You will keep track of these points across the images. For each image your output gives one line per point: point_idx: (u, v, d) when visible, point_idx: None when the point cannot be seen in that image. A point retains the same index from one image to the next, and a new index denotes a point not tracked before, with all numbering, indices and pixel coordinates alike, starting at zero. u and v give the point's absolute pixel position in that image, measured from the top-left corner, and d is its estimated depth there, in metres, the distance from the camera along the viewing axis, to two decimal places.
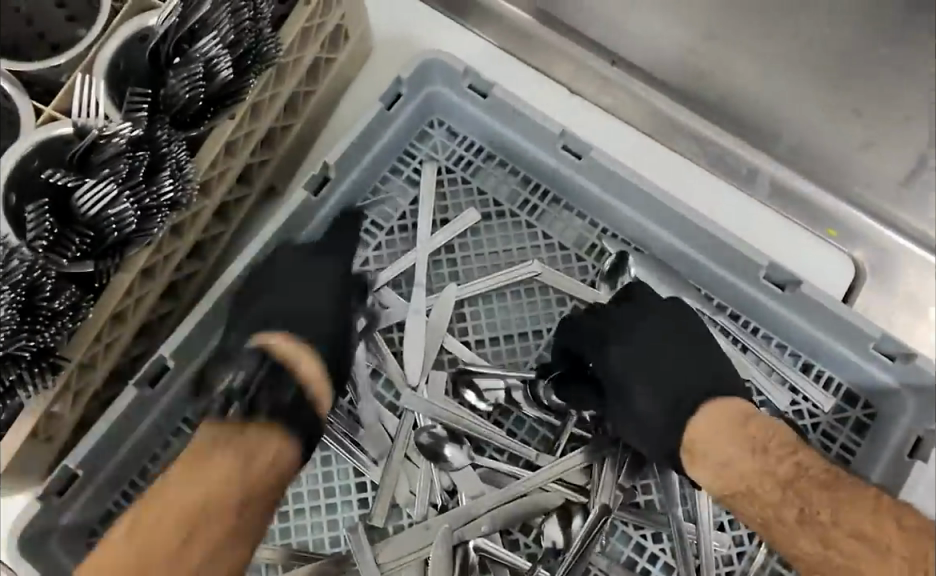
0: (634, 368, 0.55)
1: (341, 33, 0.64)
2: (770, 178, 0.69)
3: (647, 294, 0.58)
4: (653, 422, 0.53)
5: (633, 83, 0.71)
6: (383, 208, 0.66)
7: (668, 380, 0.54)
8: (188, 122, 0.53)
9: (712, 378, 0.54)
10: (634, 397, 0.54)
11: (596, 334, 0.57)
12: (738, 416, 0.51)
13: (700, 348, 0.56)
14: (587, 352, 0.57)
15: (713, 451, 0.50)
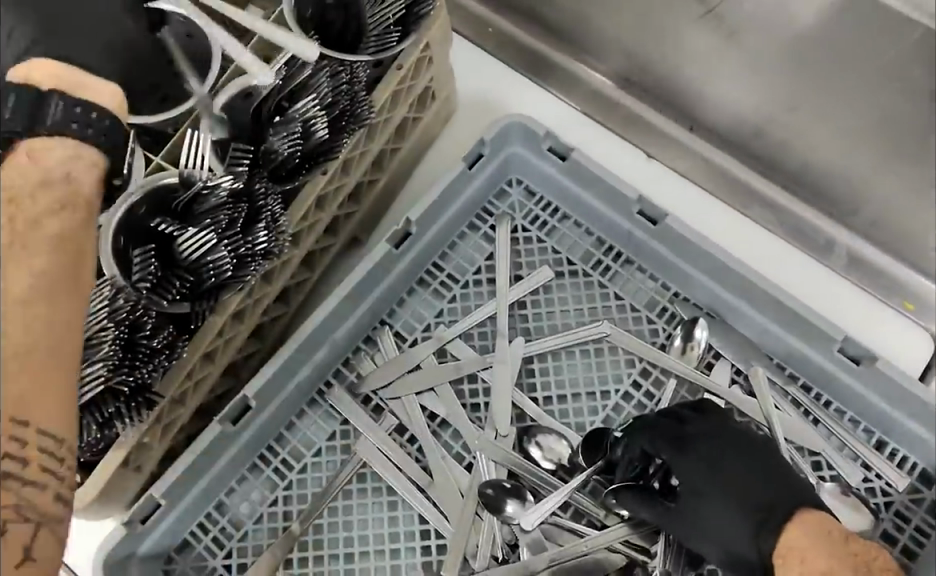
0: (717, 476, 0.54)
1: (429, 94, 0.68)
2: (848, 250, 0.69)
3: (723, 417, 0.58)
4: (723, 526, 0.52)
5: (708, 149, 0.73)
6: (461, 262, 0.68)
7: (746, 489, 0.52)
8: (284, 177, 0.56)
9: (787, 490, 0.51)
10: (710, 509, 0.53)
11: (680, 436, 0.57)
12: (835, 533, 0.47)
13: (774, 464, 0.54)
14: (665, 450, 0.57)
15: (809, 556, 0.46)
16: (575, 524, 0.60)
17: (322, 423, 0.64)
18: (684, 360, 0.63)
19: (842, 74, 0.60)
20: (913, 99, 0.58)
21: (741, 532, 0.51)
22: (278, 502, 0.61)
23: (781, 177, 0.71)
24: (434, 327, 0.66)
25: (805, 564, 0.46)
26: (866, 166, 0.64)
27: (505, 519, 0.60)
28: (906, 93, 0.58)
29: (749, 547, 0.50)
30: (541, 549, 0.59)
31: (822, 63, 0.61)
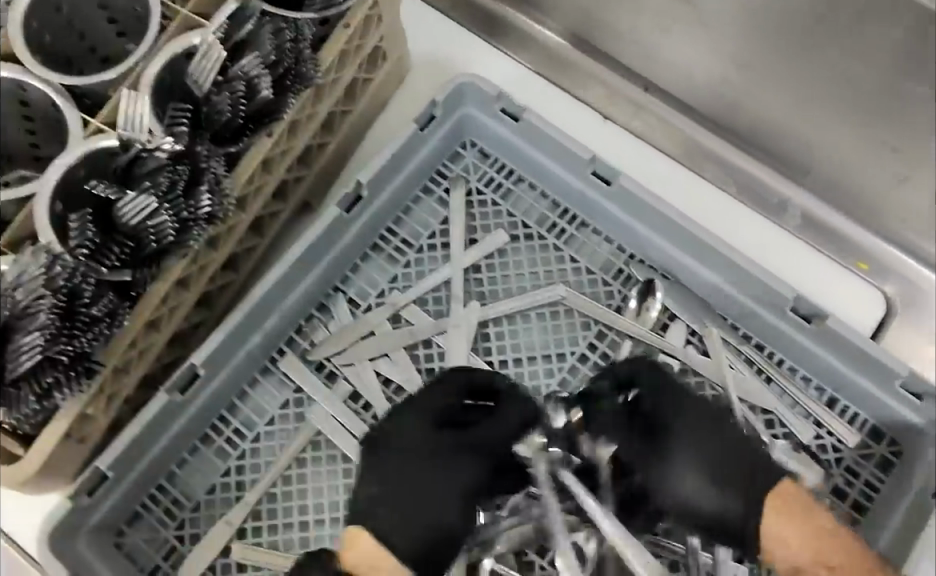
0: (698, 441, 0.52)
1: (379, 54, 0.66)
2: (802, 212, 0.70)
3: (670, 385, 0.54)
4: (700, 485, 0.50)
5: (663, 109, 0.73)
6: (415, 226, 0.67)
7: (735, 479, 0.50)
8: (228, 139, 0.55)
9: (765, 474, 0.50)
10: (681, 486, 0.51)
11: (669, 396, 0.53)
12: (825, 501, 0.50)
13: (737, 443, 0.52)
14: (640, 410, 0.54)
15: (806, 506, 0.49)
16: None
17: (275, 392, 0.63)
18: (639, 320, 0.64)
19: (783, 44, 0.62)
20: (890, 73, 0.59)
21: (731, 509, 0.49)
22: (231, 473, 0.61)
23: (736, 141, 0.71)
24: (388, 292, 0.65)
25: (807, 522, 0.48)
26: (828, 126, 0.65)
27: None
28: (879, 65, 0.59)
29: (737, 510, 0.49)
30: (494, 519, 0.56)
31: (793, 35, 0.61)
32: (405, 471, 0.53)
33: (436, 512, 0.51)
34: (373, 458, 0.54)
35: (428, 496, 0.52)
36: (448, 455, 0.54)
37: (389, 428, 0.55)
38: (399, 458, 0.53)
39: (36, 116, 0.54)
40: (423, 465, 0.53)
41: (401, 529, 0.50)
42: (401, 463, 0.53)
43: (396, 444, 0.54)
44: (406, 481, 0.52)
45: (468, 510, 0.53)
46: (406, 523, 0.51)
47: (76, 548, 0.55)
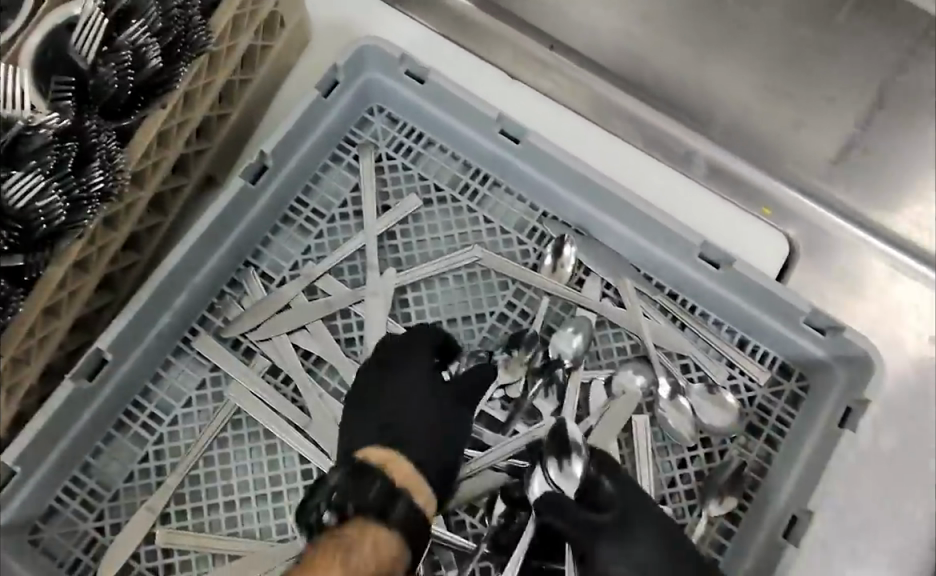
0: (634, 543, 0.55)
1: (277, 19, 0.64)
2: (707, 161, 0.70)
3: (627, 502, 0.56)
4: None
5: (569, 65, 0.73)
6: (325, 196, 0.66)
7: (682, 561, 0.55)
8: (119, 113, 0.52)
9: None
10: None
11: (634, 507, 0.56)
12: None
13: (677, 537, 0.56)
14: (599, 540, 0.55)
15: None
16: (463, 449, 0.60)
17: (191, 372, 0.61)
18: (557, 275, 0.64)
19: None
20: (792, 22, 0.70)
21: None
22: (149, 458, 0.59)
23: (640, 93, 0.72)
24: (302, 264, 0.64)
25: None
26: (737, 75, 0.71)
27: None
28: (785, 14, 0.70)
29: None
30: None
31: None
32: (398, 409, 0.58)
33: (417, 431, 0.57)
34: (367, 401, 0.58)
35: (422, 431, 0.57)
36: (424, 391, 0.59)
37: (391, 364, 0.59)
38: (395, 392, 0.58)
39: None
40: (406, 398, 0.59)
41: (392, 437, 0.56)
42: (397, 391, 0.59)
43: (387, 387, 0.59)
44: (403, 420, 0.57)
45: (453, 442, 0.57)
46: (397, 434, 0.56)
47: None
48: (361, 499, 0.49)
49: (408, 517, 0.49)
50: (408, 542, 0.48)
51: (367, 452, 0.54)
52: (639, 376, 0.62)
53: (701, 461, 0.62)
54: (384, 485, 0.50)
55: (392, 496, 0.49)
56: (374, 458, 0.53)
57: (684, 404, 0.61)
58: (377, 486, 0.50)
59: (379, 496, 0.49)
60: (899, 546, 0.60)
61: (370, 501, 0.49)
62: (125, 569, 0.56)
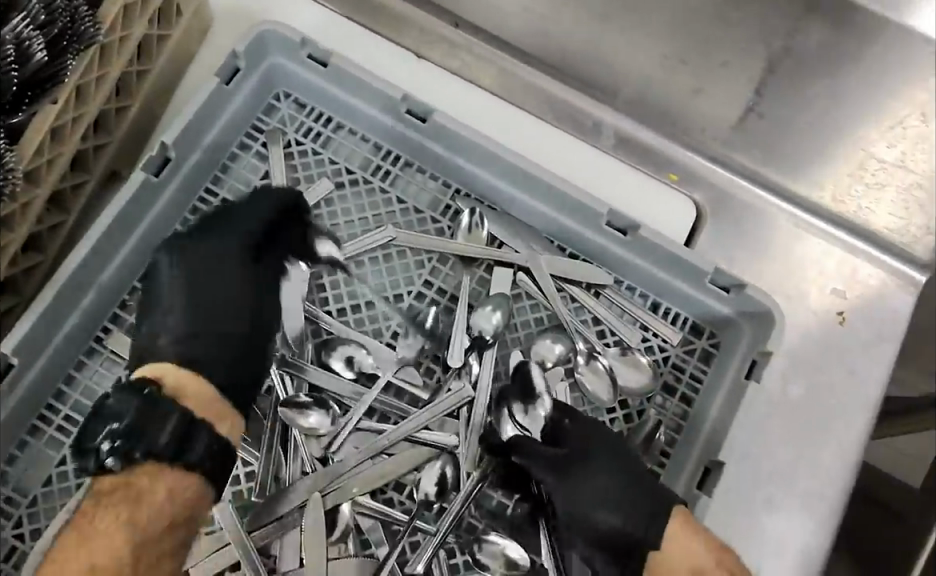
0: (597, 480, 0.56)
1: (173, 8, 0.63)
2: (613, 132, 0.72)
3: (588, 437, 0.58)
4: (604, 519, 0.54)
5: (476, 44, 0.73)
6: (235, 184, 0.65)
7: (637, 487, 0.55)
8: (7, 110, 0.51)
9: (655, 499, 0.54)
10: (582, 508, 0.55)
11: (601, 443, 0.57)
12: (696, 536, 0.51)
13: (636, 469, 0.56)
14: (553, 478, 0.57)
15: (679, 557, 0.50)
16: (371, 424, 0.61)
17: (106, 371, 0.60)
18: (471, 239, 0.65)
19: None
20: None
21: (616, 519, 0.54)
22: (67, 461, 0.58)
23: (544, 68, 0.73)
24: None
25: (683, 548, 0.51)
26: (636, 45, 0.73)
27: (306, 432, 0.60)
28: None
29: (637, 531, 0.53)
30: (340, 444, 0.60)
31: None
32: (198, 301, 0.58)
33: (222, 327, 0.57)
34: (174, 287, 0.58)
35: (228, 319, 0.58)
36: (241, 277, 0.59)
37: (200, 253, 0.59)
38: (211, 277, 0.59)
39: None
40: (219, 284, 0.59)
41: (200, 335, 0.57)
42: (208, 277, 0.59)
43: (195, 270, 0.59)
44: (213, 307, 0.58)
45: (256, 338, 0.59)
46: (204, 330, 0.57)
47: None
48: (152, 442, 0.48)
49: (207, 457, 0.50)
50: (209, 478, 0.50)
51: (160, 372, 0.53)
52: (557, 345, 0.64)
53: (619, 422, 0.64)
54: (184, 417, 0.50)
55: (191, 429, 0.50)
56: (168, 379, 0.53)
57: (600, 367, 0.63)
58: (175, 420, 0.49)
59: (175, 439, 0.49)
60: (808, 491, 0.62)
61: (163, 446, 0.48)
62: None
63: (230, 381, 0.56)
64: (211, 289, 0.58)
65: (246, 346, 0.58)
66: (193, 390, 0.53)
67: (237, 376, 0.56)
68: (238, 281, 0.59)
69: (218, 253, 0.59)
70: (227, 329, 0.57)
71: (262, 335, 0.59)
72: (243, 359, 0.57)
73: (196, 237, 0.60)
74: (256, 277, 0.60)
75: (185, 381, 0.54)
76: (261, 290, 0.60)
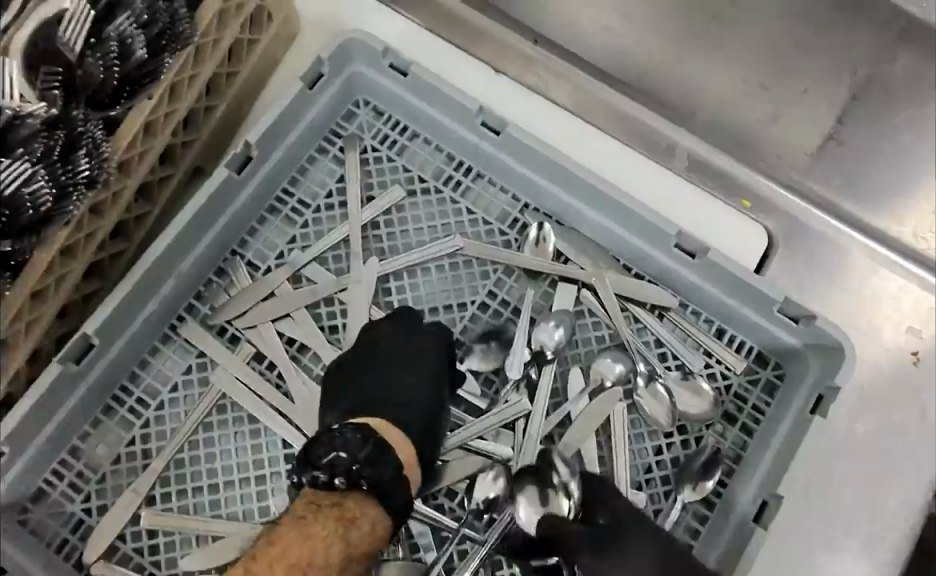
0: (636, 561, 0.52)
1: (264, 15, 0.65)
2: (689, 155, 0.71)
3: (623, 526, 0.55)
4: None
5: (553, 60, 0.74)
6: (311, 187, 0.67)
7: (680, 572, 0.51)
8: (106, 103, 0.54)
9: None
10: None
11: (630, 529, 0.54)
12: None
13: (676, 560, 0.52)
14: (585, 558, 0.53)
15: None
16: None
17: (178, 358, 0.62)
18: (538, 253, 0.66)
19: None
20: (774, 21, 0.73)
21: None
22: (136, 442, 0.60)
23: (620, 86, 0.74)
24: (288, 253, 0.66)
25: None
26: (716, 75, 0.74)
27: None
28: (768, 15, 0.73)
29: None
30: None
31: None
32: (400, 373, 0.59)
33: (408, 395, 0.58)
34: (381, 351, 0.60)
35: (413, 393, 0.58)
36: (425, 364, 0.60)
37: (388, 335, 0.61)
38: (394, 357, 0.60)
39: None
40: (406, 358, 0.60)
41: (389, 401, 0.58)
42: (390, 359, 0.59)
43: (378, 352, 0.60)
44: (399, 379, 0.59)
45: (437, 414, 0.58)
46: (396, 401, 0.58)
47: None
48: (377, 476, 0.51)
49: (401, 505, 0.52)
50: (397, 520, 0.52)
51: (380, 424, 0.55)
52: (618, 364, 0.63)
53: (676, 447, 0.63)
54: (395, 465, 0.52)
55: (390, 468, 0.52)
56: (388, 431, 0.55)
57: (661, 390, 0.62)
58: (390, 465, 0.52)
59: (392, 477, 0.52)
60: (869, 535, 0.60)
61: (384, 481, 0.51)
62: (111, 550, 0.57)
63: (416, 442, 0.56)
64: (397, 369, 0.59)
65: (432, 422, 0.57)
66: (394, 439, 0.55)
67: (420, 437, 0.56)
68: (424, 360, 0.60)
69: (418, 336, 0.61)
70: (415, 397, 0.58)
71: (442, 426, 0.58)
72: (429, 431, 0.57)
73: (394, 329, 0.61)
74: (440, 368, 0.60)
75: (393, 430, 0.55)
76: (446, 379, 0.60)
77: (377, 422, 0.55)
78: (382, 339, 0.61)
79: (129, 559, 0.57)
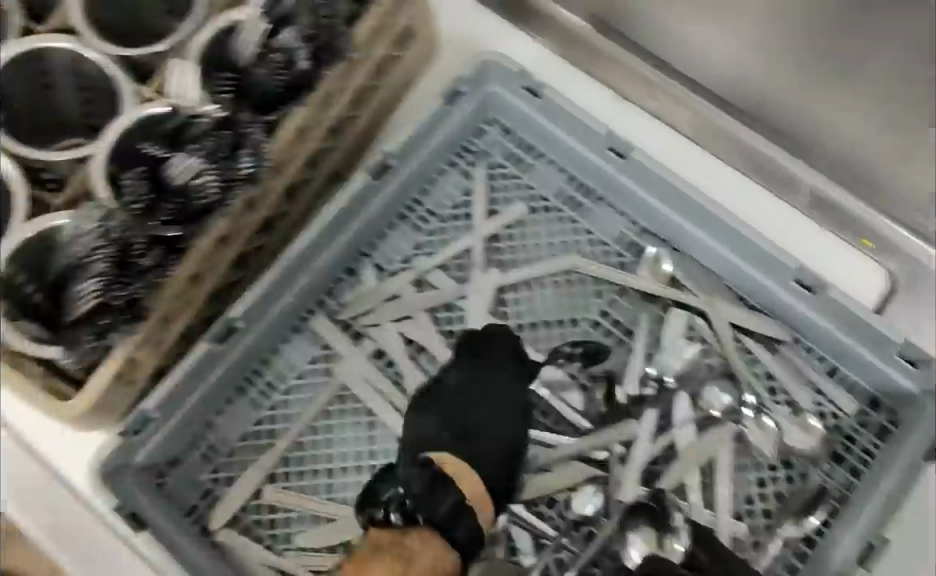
0: None
1: (411, 33, 0.70)
2: (811, 193, 0.71)
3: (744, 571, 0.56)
4: None
5: (675, 86, 0.75)
6: (439, 198, 0.71)
7: None
8: (270, 109, 0.59)
9: None
10: None
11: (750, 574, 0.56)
12: None
13: None
14: None
15: None
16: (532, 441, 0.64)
17: (306, 348, 0.67)
18: (653, 278, 0.68)
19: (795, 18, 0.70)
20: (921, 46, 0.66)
21: None
22: (262, 423, 0.65)
23: (743, 117, 0.74)
24: (413, 259, 0.69)
25: None
26: (843, 108, 0.70)
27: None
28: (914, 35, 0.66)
29: None
30: None
31: (831, 15, 0.68)
32: (482, 407, 0.60)
33: (480, 422, 0.60)
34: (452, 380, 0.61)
35: (483, 421, 0.60)
36: (494, 391, 0.61)
37: (457, 364, 0.62)
38: (464, 388, 0.61)
39: (91, 88, 0.62)
40: (476, 387, 0.61)
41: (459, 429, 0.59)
42: (466, 391, 0.61)
43: (445, 380, 0.62)
44: (469, 408, 0.60)
45: (514, 441, 0.60)
46: (465, 431, 0.59)
47: (125, 483, 0.59)
48: (434, 511, 0.52)
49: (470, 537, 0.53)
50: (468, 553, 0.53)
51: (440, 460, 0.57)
52: (726, 395, 0.64)
53: (780, 482, 0.63)
54: (456, 500, 0.53)
55: (452, 501, 0.53)
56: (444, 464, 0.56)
57: (768, 423, 0.63)
58: (450, 500, 0.53)
59: (450, 511, 0.53)
60: None
61: (441, 515, 0.52)
62: (235, 520, 0.62)
63: (485, 472, 0.58)
64: (466, 398, 0.61)
65: (511, 451, 0.59)
66: (462, 473, 0.56)
67: (493, 466, 0.58)
68: (493, 385, 0.61)
69: (494, 362, 0.62)
70: (484, 425, 0.60)
71: (518, 451, 0.60)
72: (506, 457, 0.59)
73: (462, 354, 0.62)
74: (514, 391, 0.62)
75: (456, 462, 0.57)
76: (522, 402, 0.62)
77: (453, 458, 0.57)
78: (453, 369, 0.62)
79: (250, 530, 0.62)
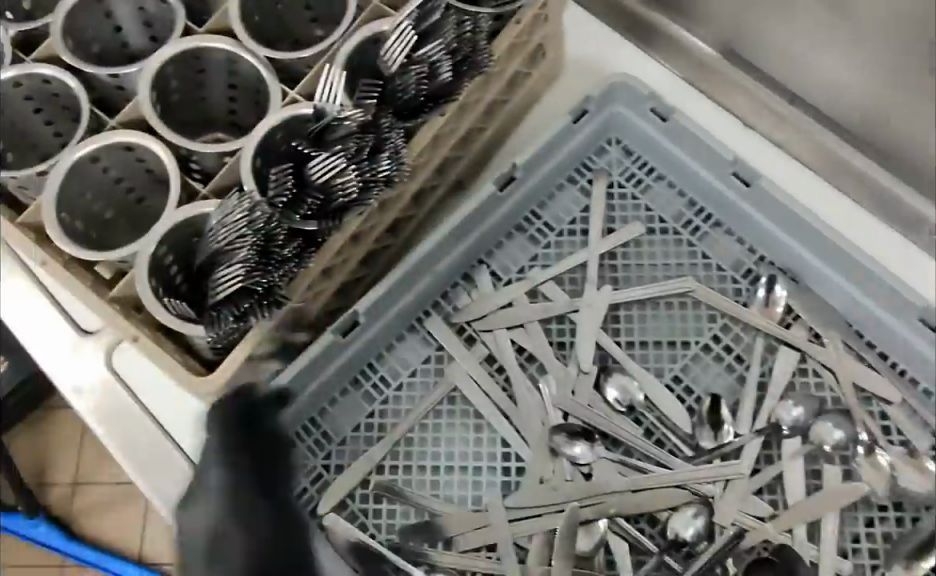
0: None
1: (542, 51, 0.72)
2: (935, 232, 0.70)
3: None
4: None
5: (809, 122, 0.75)
6: (557, 212, 0.72)
7: None
8: (410, 115, 0.62)
9: None
10: None
11: None
12: None
13: None
14: None
15: None
16: (636, 460, 0.64)
17: (419, 348, 0.69)
18: (768, 306, 0.68)
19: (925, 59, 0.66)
20: None
21: None
22: (374, 415, 0.67)
23: (872, 154, 0.73)
24: (528, 270, 0.71)
25: None
26: None
27: (572, 459, 0.65)
28: None
29: None
30: (607, 469, 0.64)
31: None
32: (228, 529, 0.52)
33: (229, 546, 0.51)
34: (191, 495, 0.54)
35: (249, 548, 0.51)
36: (234, 495, 0.53)
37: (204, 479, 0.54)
38: (205, 498, 0.53)
39: (239, 86, 0.66)
40: (218, 497, 0.53)
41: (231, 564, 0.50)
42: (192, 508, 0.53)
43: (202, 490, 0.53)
44: (219, 533, 0.52)
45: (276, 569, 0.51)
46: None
47: None
48: None
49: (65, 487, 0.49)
50: None
51: None
52: (838, 430, 0.63)
53: (889, 523, 0.62)
54: None
55: None
56: None
57: (881, 462, 0.62)
58: None
59: None
60: None
61: None
62: (341, 505, 0.64)
63: None
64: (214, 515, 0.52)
65: None
66: None
67: None
68: (229, 480, 0.53)
69: (219, 464, 0.54)
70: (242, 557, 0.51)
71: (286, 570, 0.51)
72: None
73: (226, 443, 0.55)
74: (241, 494, 0.53)
75: None
76: (257, 502, 0.53)
77: None
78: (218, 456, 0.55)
79: (355, 517, 0.64)
